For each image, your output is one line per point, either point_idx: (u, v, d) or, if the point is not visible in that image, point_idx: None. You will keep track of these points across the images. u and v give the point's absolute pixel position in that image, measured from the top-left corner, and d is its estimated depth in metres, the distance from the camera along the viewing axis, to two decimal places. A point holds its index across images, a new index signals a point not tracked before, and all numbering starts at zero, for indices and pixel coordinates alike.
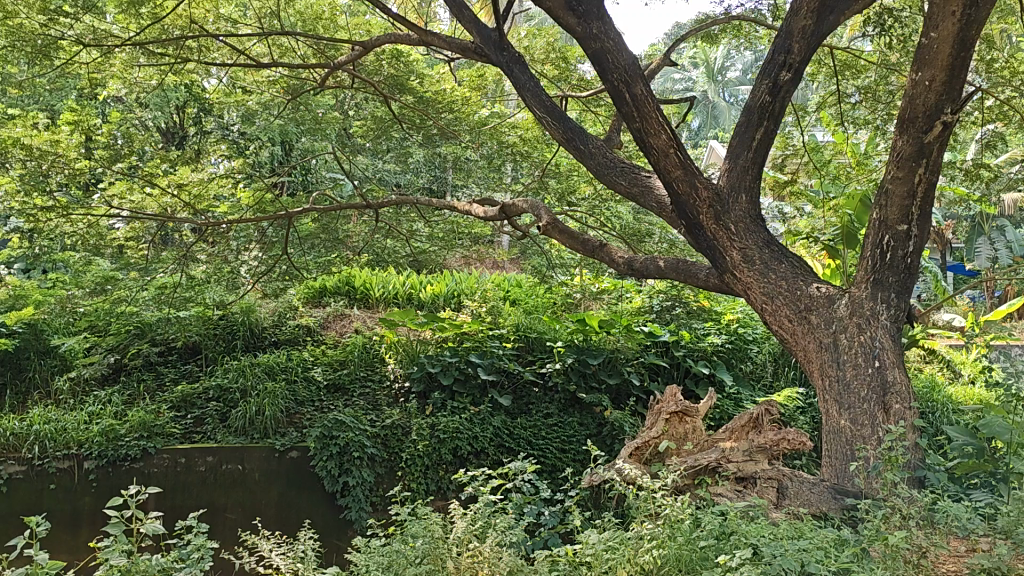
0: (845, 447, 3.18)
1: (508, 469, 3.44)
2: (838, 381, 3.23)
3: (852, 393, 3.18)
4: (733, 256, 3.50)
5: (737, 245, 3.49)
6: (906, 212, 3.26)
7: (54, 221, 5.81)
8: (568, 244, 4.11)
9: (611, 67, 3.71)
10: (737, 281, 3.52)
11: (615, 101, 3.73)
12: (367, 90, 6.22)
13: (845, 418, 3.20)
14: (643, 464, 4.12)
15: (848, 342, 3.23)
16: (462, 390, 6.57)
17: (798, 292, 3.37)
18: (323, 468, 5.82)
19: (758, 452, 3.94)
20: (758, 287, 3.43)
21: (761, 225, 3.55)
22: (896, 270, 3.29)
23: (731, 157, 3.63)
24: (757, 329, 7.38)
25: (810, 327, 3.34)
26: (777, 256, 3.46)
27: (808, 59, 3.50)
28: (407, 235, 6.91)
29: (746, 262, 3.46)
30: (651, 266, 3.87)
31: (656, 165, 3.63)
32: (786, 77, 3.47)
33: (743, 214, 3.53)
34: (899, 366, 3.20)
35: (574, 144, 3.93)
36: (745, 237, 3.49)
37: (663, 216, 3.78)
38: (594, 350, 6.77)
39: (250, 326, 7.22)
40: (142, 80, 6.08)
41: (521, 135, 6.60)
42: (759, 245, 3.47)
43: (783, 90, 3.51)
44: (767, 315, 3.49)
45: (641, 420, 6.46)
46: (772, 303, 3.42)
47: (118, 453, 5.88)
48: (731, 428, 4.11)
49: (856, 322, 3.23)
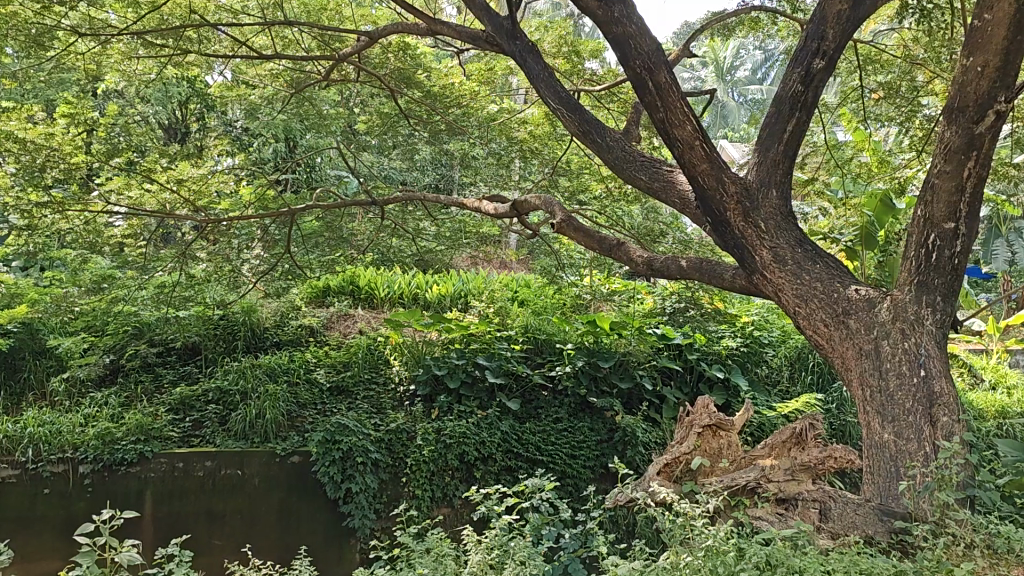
0: (889, 463, 2.96)
1: (524, 487, 3.28)
2: (880, 393, 3.01)
3: (895, 404, 2.96)
4: (764, 255, 3.28)
5: (768, 244, 3.28)
6: (954, 209, 3.07)
7: (49, 217, 5.63)
8: (582, 242, 3.90)
9: (633, 53, 3.48)
10: (768, 283, 3.30)
11: (637, 90, 3.51)
12: (372, 85, 6.03)
13: (888, 431, 2.98)
14: (673, 483, 3.88)
15: (892, 349, 3.00)
16: (469, 394, 6.39)
17: (835, 295, 3.14)
18: (325, 473, 5.65)
19: (805, 474, 3.48)
20: (791, 289, 3.21)
21: (792, 223, 3.34)
22: (942, 272, 3.09)
23: (761, 150, 3.43)
24: (773, 331, 7.18)
25: (848, 332, 3.10)
26: (811, 257, 3.24)
27: (842, 47, 3.31)
28: (413, 234, 6.73)
29: (777, 262, 3.25)
30: (672, 267, 3.66)
31: (681, 158, 3.43)
32: (820, 66, 3.29)
33: (774, 212, 3.34)
34: (945, 376, 2.98)
35: (591, 137, 3.72)
36: (776, 236, 3.28)
37: (686, 213, 3.58)
38: (605, 352, 6.59)
39: (251, 326, 7.05)
40: (142, 73, 5.90)
41: (531, 131, 6.40)
42: (792, 244, 3.27)
43: (816, 80, 3.32)
44: (800, 319, 3.27)
45: (654, 425, 6.27)
46: (806, 306, 3.19)
47: (114, 457, 5.71)
48: (772, 443, 3.82)
49: (899, 327, 3.01)
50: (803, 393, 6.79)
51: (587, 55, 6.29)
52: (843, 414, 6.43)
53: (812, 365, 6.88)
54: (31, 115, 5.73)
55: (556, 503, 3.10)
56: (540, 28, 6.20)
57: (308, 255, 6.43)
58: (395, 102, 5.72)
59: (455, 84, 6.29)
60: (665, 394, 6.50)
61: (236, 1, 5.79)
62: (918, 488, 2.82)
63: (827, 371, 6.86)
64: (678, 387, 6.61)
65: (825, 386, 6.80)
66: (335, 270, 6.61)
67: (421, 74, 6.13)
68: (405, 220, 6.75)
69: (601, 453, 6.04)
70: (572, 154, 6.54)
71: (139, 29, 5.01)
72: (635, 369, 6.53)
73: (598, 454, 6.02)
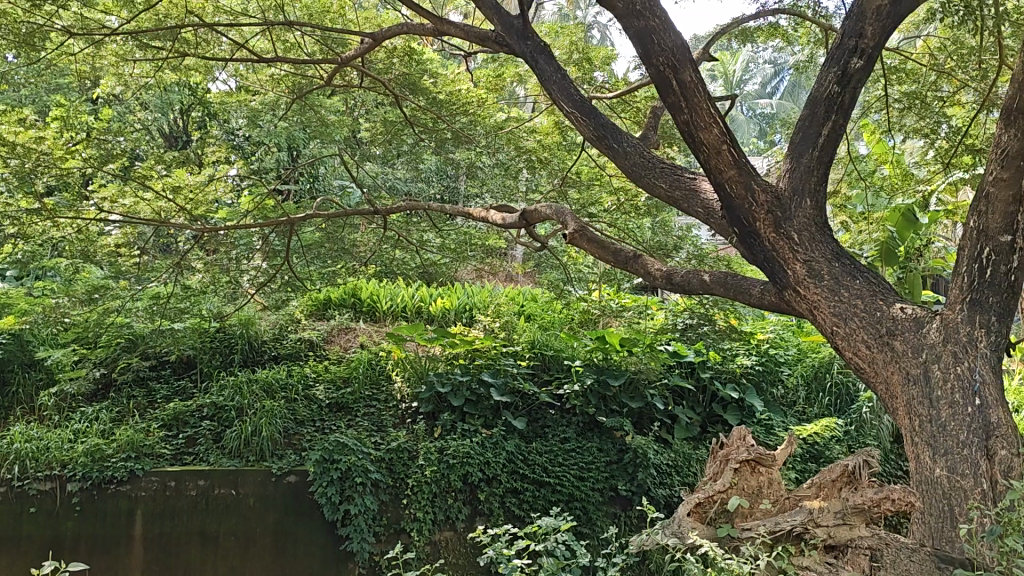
0: (941, 502, 2.58)
1: (539, 525, 3.07)
2: (930, 423, 2.64)
3: (947, 436, 2.58)
4: (797, 269, 2.98)
5: (801, 257, 2.98)
6: (1011, 220, 2.73)
7: (40, 225, 5.41)
8: (597, 254, 3.64)
9: (657, 49, 3.26)
10: (801, 300, 2.99)
11: (659, 88, 3.29)
12: (376, 91, 5.81)
13: (940, 466, 2.60)
14: (706, 524, 3.38)
15: (942, 374, 2.64)
16: (474, 412, 6.13)
17: (877, 314, 2.81)
18: (323, 494, 5.41)
19: (853, 515, 3.06)
20: (827, 306, 2.89)
21: (827, 234, 3.05)
22: (998, 289, 2.73)
23: (793, 154, 3.18)
24: (789, 350, 6.94)
25: (893, 355, 2.75)
26: (850, 272, 2.93)
27: (882, 47, 3.06)
28: (417, 246, 6.51)
29: (812, 277, 2.94)
30: (694, 281, 3.36)
31: (706, 163, 3.18)
32: (857, 64, 3.04)
33: (807, 222, 3.05)
34: (1003, 405, 2.60)
35: (606, 142, 3.45)
36: (811, 247, 2.99)
37: (710, 223, 3.29)
38: (615, 370, 6.36)
39: (248, 339, 6.84)
40: (139, 77, 5.69)
41: (540, 141, 6.18)
42: (829, 257, 2.97)
43: (853, 81, 3.06)
44: (838, 341, 2.93)
45: (665, 447, 6.04)
46: (844, 326, 2.86)
47: (104, 475, 5.47)
48: (819, 483, 3.44)
49: (950, 350, 2.65)
50: (820, 415, 6.55)
51: (599, 63, 6.08)
52: (862, 437, 6.19)
53: (829, 385, 6.63)
54: (23, 118, 5.52)
55: (573, 545, 2.88)
56: (550, 33, 5.99)
57: (308, 266, 6.21)
58: (399, 108, 5.51)
59: (462, 91, 6.10)
60: (677, 413, 6.25)
61: (237, 2, 5.59)
62: (982, 533, 2.44)
63: (844, 392, 6.61)
64: (690, 407, 6.36)
65: (842, 407, 6.56)
66: (337, 282, 6.39)
67: (427, 79, 5.91)
68: (409, 231, 6.54)
69: (610, 475, 5.80)
70: (582, 165, 6.32)
71: (134, 30, 4.81)
72: (646, 388, 6.29)
73: (608, 476, 5.78)
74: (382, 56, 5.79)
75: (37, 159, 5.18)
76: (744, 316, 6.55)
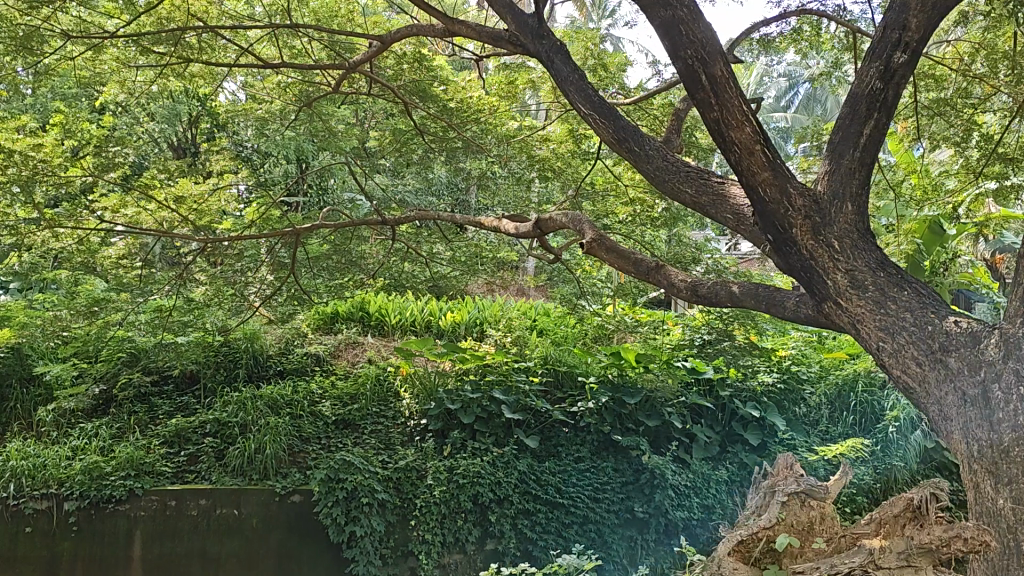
0: (1010, 541, 2.04)
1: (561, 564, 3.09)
2: (991, 450, 2.04)
3: (1014, 465, 2.00)
4: (838, 280, 2.36)
5: (844, 265, 2.37)
6: None
7: (39, 235, 5.24)
8: (617, 265, 3.25)
9: (684, 42, 2.56)
10: (842, 314, 2.37)
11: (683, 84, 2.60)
12: (386, 99, 5.62)
13: (1004, 498, 2.03)
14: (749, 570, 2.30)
15: (1005, 396, 2.01)
16: (484, 430, 5.92)
17: (928, 326, 2.19)
18: (328, 515, 5.24)
19: (920, 555, 2.20)
20: (872, 319, 2.27)
21: (871, 242, 2.42)
22: None
23: (831, 156, 2.55)
24: (812, 367, 6.69)
25: (946, 374, 2.13)
26: (898, 280, 2.30)
27: (930, 39, 2.47)
28: (427, 259, 6.32)
29: (854, 288, 2.33)
30: (720, 294, 2.85)
31: (735, 168, 2.53)
32: (901, 60, 2.44)
33: (850, 229, 2.41)
34: None
35: (626, 146, 3.09)
36: (854, 256, 2.37)
37: (740, 232, 2.71)
38: (631, 388, 6.13)
39: (253, 353, 6.67)
40: (142, 85, 5.53)
41: (554, 149, 5.97)
42: (873, 266, 2.35)
43: (899, 77, 2.46)
44: (883, 359, 2.31)
45: (683, 467, 5.81)
46: (891, 342, 2.24)
47: (102, 494, 5.29)
48: (879, 517, 2.40)
49: (1015, 367, 2.02)
50: (844, 435, 6.30)
51: (614, 70, 5.88)
52: (888, 458, 6.00)
53: (854, 404, 6.40)
54: (21, 125, 5.35)
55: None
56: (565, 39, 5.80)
57: (315, 278, 6.00)
58: (409, 116, 5.32)
59: (473, 99, 5.85)
60: (695, 432, 6.02)
61: (243, 6, 5.42)
62: None
63: (869, 411, 6.38)
64: (709, 425, 6.13)
65: (867, 427, 6.32)
66: (344, 295, 6.18)
67: (438, 86, 5.72)
68: (419, 243, 6.35)
69: (626, 497, 5.61)
70: (597, 175, 6.11)
71: (135, 34, 4.63)
72: (663, 406, 6.07)
73: (624, 498, 5.59)
74: (391, 63, 5.57)
75: (35, 167, 5.00)
76: (765, 332, 6.31)
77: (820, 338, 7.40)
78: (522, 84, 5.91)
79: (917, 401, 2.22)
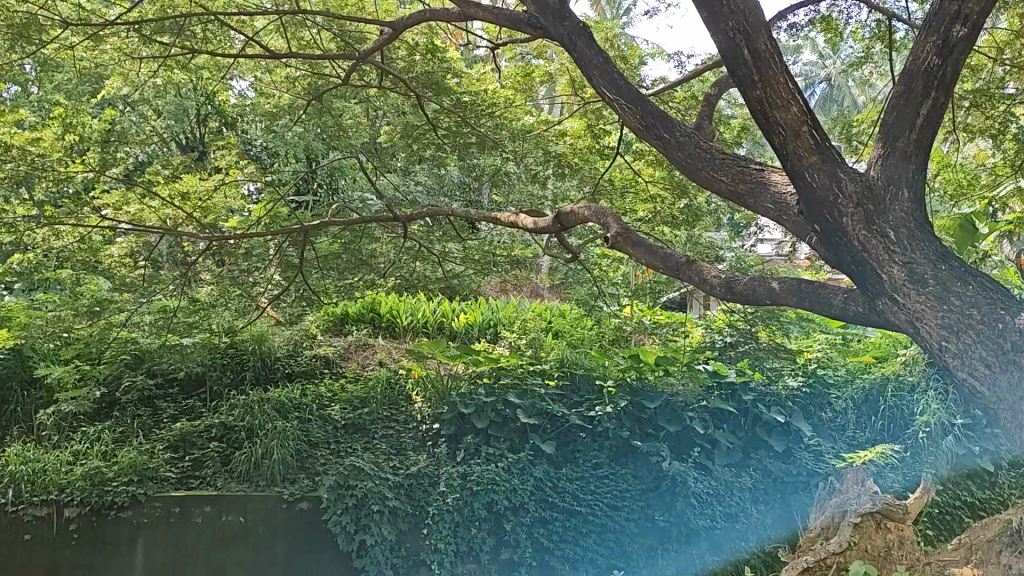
0: None
1: None
2: None
3: None
4: (894, 274, 2.15)
5: (900, 258, 2.15)
6: None
7: (38, 233, 5.07)
8: (644, 258, 3.03)
9: (724, 12, 2.37)
10: (898, 312, 2.16)
11: (723, 60, 2.40)
12: (398, 92, 5.42)
13: None
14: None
15: None
16: (499, 435, 5.65)
17: (999, 323, 1.98)
18: (337, 523, 5.06)
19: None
20: (933, 316, 2.06)
21: (930, 232, 2.21)
22: None
23: (885, 139, 2.34)
24: (838, 370, 6.39)
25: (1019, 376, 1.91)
26: (961, 274, 2.09)
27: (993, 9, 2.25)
28: (439, 259, 6.11)
29: (912, 281, 2.11)
30: (759, 290, 2.65)
31: (780, 151, 2.32)
32: (961, 33, 2.22)
33: (907, 218, 2.21)
34: None
35: (653, 133, 2.89)
36: (912, 248, 2.16)
37: (781, 222, 2.49)
38: (650, 392, 5.80)
39: (261, 356, 6.49)
40: (146, 78, 5.35)
41: (571, 144, 5.76)
42: (933, 258, 2.14)
43: (959, 52, 2.25)
44: (944, 362, 2.10)
45: (705, 474, 5.59)
46: (955, 342, 2.02)
47: (103, 501, 5.11)
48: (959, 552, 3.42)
49: None
50: (870, 441, 6.16)
51: (634, 63, 5.67)
52: (919, 465, 5.97)
53: (882, 410, 6.22)
54: (21, 119, 5.17)
55: None
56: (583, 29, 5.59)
57: (324, 279, 5.79)
58: (421, 109, 5.10)
59: (488, 92, 5.64)
60: (718, 437, 5.73)
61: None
62: None
63: (898, 416, 6.20)
64: (731, 432, 5.84)
65: (895, 433, 6.18)
66: (353, 296, 5.98)
67: (451, 78, 5.50)
68: (431, 242, 6.15)
69: (646, 504, 5.39)
70: (616, 171, 5.88)
71: (136, 22, 4.44)
72: (684, 410, 5.74)
73: (643, 506, 5.37)
74: (403, 54, 5.44)
75: (33, 162, 4.82)
76: (790, 333, 6.06)
77: (844, 342, 7.16)
78: (537, 77, 5.69)
79: (984, 406, 2.01)
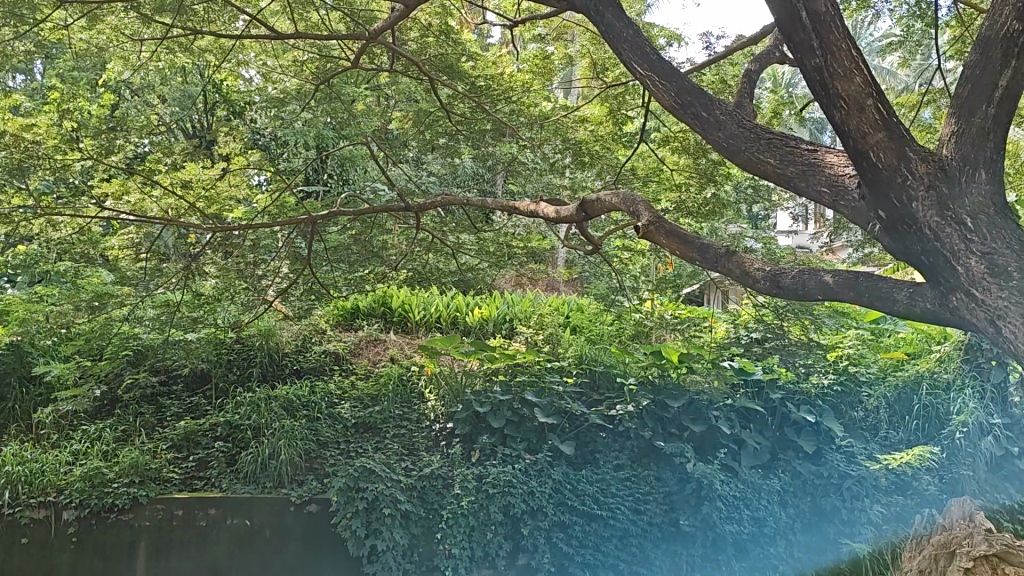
0: None
1: None
2: None
3: None
4: (971, 266, 1.89)
5: (979, 247, 1.89)
6: None
7: (34, 223, 4.84)
8: (678, 248, 2.77)
9: None
10: (977, 309, 1.90)
11: (777, 26, 2.14)
12: (411, 75, 5.17)
13: None
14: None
15: None
16: (516, 435, 5.41)
17: None
18: (346, 527, 4.82)
19: None
20: (1018, 314, 1.79)
21: (1013, 219, 1.94)
22: None
23: (960, 113, 2.07)
24: (870, 368, 6.16)
25: None
26: None
27: None
28: (453, 251, 5.88)
29: (993, 274, 1.85)
30: (809, 285, 2.39)
31: (841, 128, 2.06)
32: None
33: (985, 204, 1.94)
34: None
35: (690, 112, 2.63)
36: (992, 237, 1.90)
37: (838, 208, 2.23)
38: (674, 389, 5.60)
39: (269, 351, 6.28)
40: (147, 61, 5.11)
41: (593, 131, 5.49)
42: (1018, 247, 1.87)
43: None
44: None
45: (731, 476, 5.34)
46: None
47: (103, 503, 4.89)
48: None
49: None
50: (906, 440, 5.92)
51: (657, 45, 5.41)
52: (956, 466, 5.77)
53: (916, 409, 6.01)
54: (16, 104, 4.95)
55: None
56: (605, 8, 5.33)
57: (333, 271, 5.55)
58: (436, 93, 4.86)
59: (505, 76, 5.38)
60: (745, 438, 5.47)
61: None
62: None
63: (933, 416, 6.00)
64: (758, 431, 5.59)
65: (931, 433, 5.97)
66: (364, 288, 5.75)
67: (466, 61, 5.25)
68: (444, 233, 5.92)
69: (670, 508, 5.12)
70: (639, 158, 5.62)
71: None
72: (709, 410, 5.52)
73: (667, 509, 5.11)
74: (416, 35, 5.18)
75: (27, 149, 4.59)
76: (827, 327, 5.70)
77: (873, 338, 6.91)
78: (557, 60, 5.44)
79: None
